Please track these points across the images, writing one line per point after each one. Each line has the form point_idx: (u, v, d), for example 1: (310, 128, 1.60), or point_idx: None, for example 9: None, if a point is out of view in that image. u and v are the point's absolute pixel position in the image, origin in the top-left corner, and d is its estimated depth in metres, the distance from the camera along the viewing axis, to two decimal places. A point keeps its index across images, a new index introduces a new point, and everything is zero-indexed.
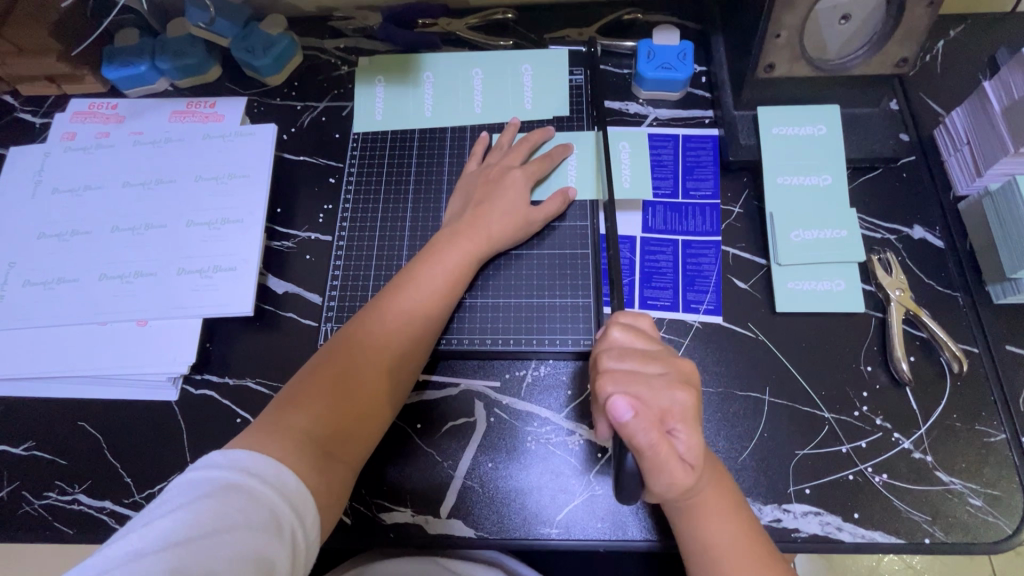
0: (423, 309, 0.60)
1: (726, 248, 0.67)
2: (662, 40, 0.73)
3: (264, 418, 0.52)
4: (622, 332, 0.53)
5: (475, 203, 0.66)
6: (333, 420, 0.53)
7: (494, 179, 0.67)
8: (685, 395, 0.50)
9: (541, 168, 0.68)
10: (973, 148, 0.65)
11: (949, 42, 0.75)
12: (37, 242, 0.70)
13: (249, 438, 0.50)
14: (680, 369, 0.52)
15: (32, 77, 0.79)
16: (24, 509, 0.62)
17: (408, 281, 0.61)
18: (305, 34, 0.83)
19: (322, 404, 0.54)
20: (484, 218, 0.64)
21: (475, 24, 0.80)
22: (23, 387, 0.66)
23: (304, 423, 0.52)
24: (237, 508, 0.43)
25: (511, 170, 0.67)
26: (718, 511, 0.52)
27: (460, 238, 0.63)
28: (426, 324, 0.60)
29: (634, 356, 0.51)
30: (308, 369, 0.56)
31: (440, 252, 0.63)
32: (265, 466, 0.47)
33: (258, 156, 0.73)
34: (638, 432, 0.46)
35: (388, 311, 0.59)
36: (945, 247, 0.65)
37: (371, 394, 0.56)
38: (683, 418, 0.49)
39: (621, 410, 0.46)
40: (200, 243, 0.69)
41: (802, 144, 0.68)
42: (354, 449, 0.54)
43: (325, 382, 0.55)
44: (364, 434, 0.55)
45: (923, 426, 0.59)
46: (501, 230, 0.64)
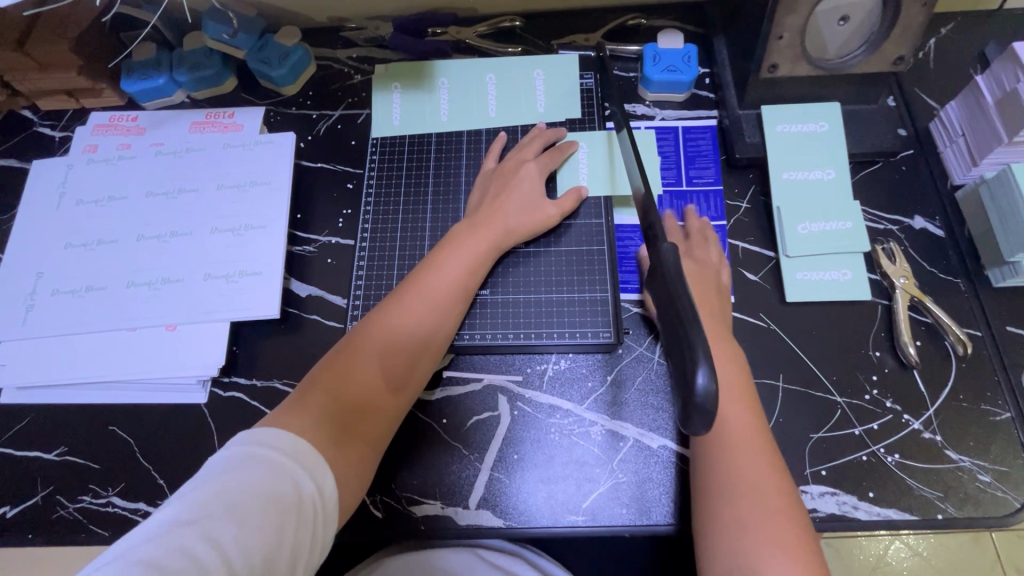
0: (441, 297, 0.62)
1: (735, 242, 0.70)
2: (666, 44, 0.76)
3: (292, 398, 0.55)
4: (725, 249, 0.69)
5: (492, 195, 0.68)
6: (352, 398, 0.55)
7: (510, 172, 0.69)
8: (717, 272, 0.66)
9: (553, 160, 0.71)
10: (968, 140, 0.68)
11: (941, 40, 0.78)
12: (64, 252, 0.71)
13: (276, 415, 0.52)
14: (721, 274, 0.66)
15: (52, 91, 0.81)
16: (59, 513, 0.63)
17: (428, 269, 0.63)
18: (319, 45, 0.85)
19: (345, 383, 0.56)
20: (502, 210, 0.67)
21: (483, 31, 0.82)
22: (55, 395, 0.67)
23: (325, 399, 0.54)
24: (261, 476, 0.46)
25: (526, 163, 0.70)
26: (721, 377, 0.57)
27: (477, 229, 0.65)
28: (444, 311, 0.62)
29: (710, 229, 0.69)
30: (333, 349, 0.59)
31: (459, 242, 0.65)
32: (287, 439, 0.50)
33: (277, 163, 0.75)
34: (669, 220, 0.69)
35: (408, 296, 0.61)
36: (945, 235, 0.68)
37: (388, 374, 0.58)
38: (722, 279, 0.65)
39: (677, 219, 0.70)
40: (224, 249, 0.71)
41: (805, 141, 0.70)
42: (371, 429, 0.56)
43: (346, 361, 0.57)
44: (379, 416, 0.57)
45: (931, 407, 0.61)
46: (519, 224, 0.67)
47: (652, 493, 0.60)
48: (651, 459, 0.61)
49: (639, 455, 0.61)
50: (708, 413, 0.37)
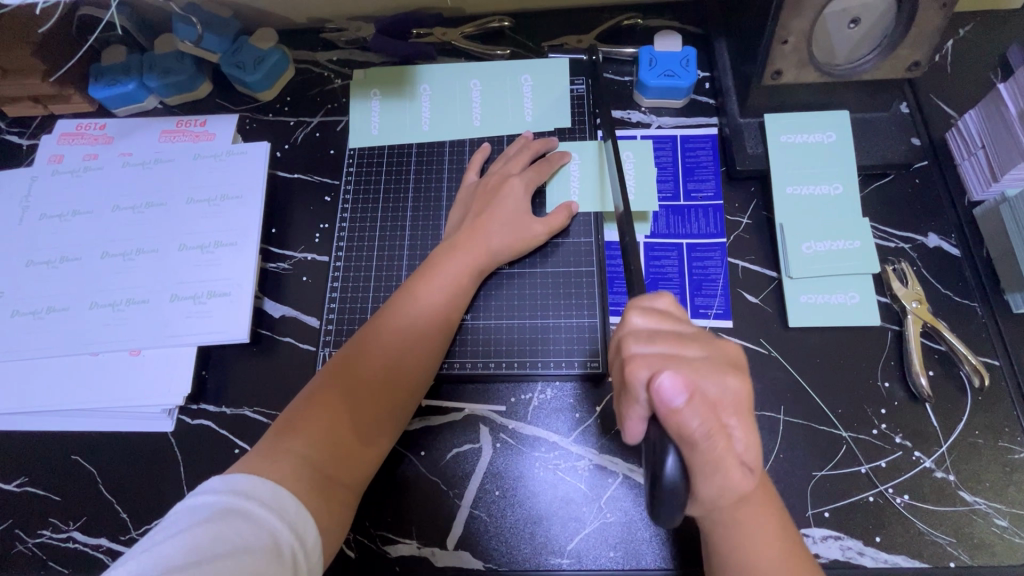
0: (422, 327, 0.58)
1: (735, 260, 0.65)
2: (663, 47, 0.71)
3: (264, 442, 0.51)
4: (643, 316, 0.46)
5: (475, 213, 0.64)
6: (331, 441, 0.52)
7: (494, 187, 0.65)
8: (736, 382, 0.43)
9: (541, 173, 0.66)
10: (989, 152, 0.63)
11: (959, 41, 0.73)
12: (26, 270, 0.68)
13: (247, 462, 0.49)
14: (722, 350, 0.45)
15: (17, 98, 0.77)
16: (17, 548, 0.60)
17: (408, 296, 0.59)
18: (297, 47, 0.81)
19: (320, 424, 0.52)
20: (486, 230, 0.62)
21: (470, 32, 0.77)
22: (14, 421, 0.64)
23: (301, 444, 0.51)
24: (237, 531, 0.42)
25: (511, 177, 0.65)
26: (755, 514, 0.46)
27: (460, 251, 0.61)
28: (427, 341, 0.58)
29: (666, 337, 0.44)
30: (308, 388, 0.55)
31: (440, 265, 0.61)
32: (265, 490, 0.46)
33: (250, 175, 0.71)
34: (689, 418, 0.40)
35: (388, 325, 0.58)
36: (961, 255, 0.64)
37: (370, 410, 0.54)
38: (737, 410, 0.43)
39: (670, 394, 0.40)
40: (194, 268, 0.67)
41: (810, 153, 0.66)
42: (354, 470, 0.52)
43: (324, 401, 0.53)
44: (361, 456, 0.53)
45: (944, 443, 0.57)
46: (505, 244, 0.62)
47: (642, 534, 0.56)
48: (641, 497, 0.57)
49: (628, 493, 0.57)
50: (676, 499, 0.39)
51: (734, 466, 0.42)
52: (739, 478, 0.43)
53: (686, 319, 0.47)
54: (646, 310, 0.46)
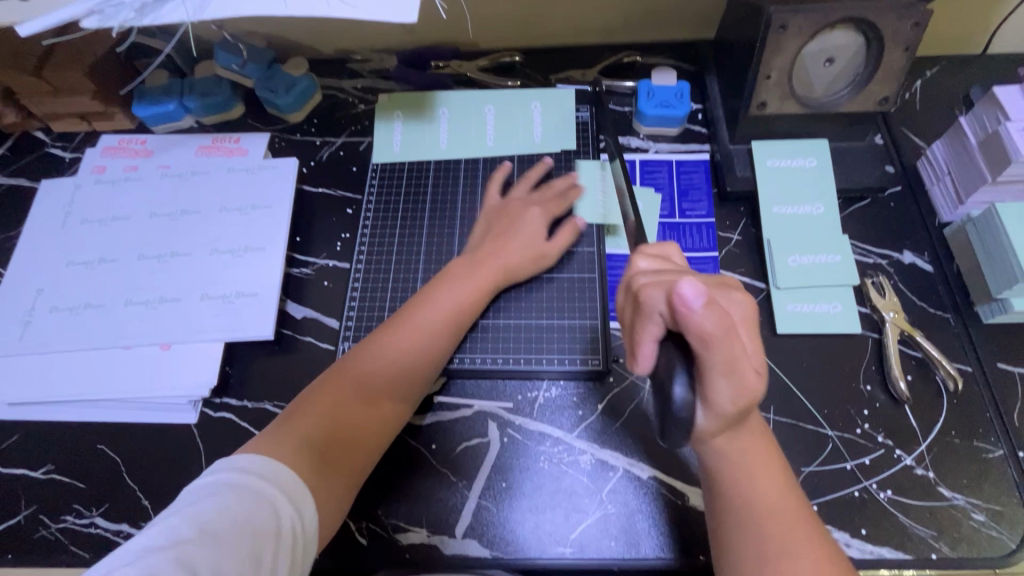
0: (436, 329, 0.63)
1: (725, 271, 0.71)
2: (660, 81, 0.78)
3: (279, 424, 0.55)
4: (646, 260, 0.52)
5: (496, 232, 0.70)
6: (343, 430, 0.56)
7: (516, 212, 0.71)
8: (742, 296, 0.49)
9: (558, 206, 0.72)
10: (955, 179, 0.69)
11: (927, 81, 0.81)
12: (66, 269, 0.73)
13: (264, 443, 0.52)
14: (720, 278, 0.51)
15: (65, 114, 0.84)
16: (40, 533, 0.63)
17: (427, 300, 0.64)
18: (325, 75, 0.88)
19: (332, 410, 0.56)
20: (503, 247, 0.68)
21: (484, 65, 0.85)
22: (46, 411, 0.67)
23: (316, 429, 0.55)
24: (260, 518, 0.45)
25: (531, 207, 0.71)
26: (762, 460, 0.49)
27: (477, 264, 0.67)
28: (438, 342, 0.62)
29: (669, 270, 0.49)
30: (324, 377, 0.59)
31: (456, 275, 0.66)
32: (285, 475, 0.49)
33: (279, 187, 0.77)
34: (706, 318, 0.42)
35: (405, 326, 0.62)
36: (934, 271, 0.69)
37: (380, 405, 0.58)
38: (746, 320, 0.48)
39: (690, 295, 0.42)
40: (223, 270, 0.72)
41: (794, 176, 0.72)
42: (358, 462, 0.56)
43: (339, 391, 0.57)
44: (367, 449, 0.57)
45: (923, 442, 0.61)
46: (519, 263, 0.68)
47: (641, 524, 0.59)
48: (640, 490, 0.60)
49: (629, 486, 0.61)
50: (684, 420, 0.43)
51: (753, 379, 0.45)
52: (756, 383, 0.45)
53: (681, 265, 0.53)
54: (650, 256, 0.52)
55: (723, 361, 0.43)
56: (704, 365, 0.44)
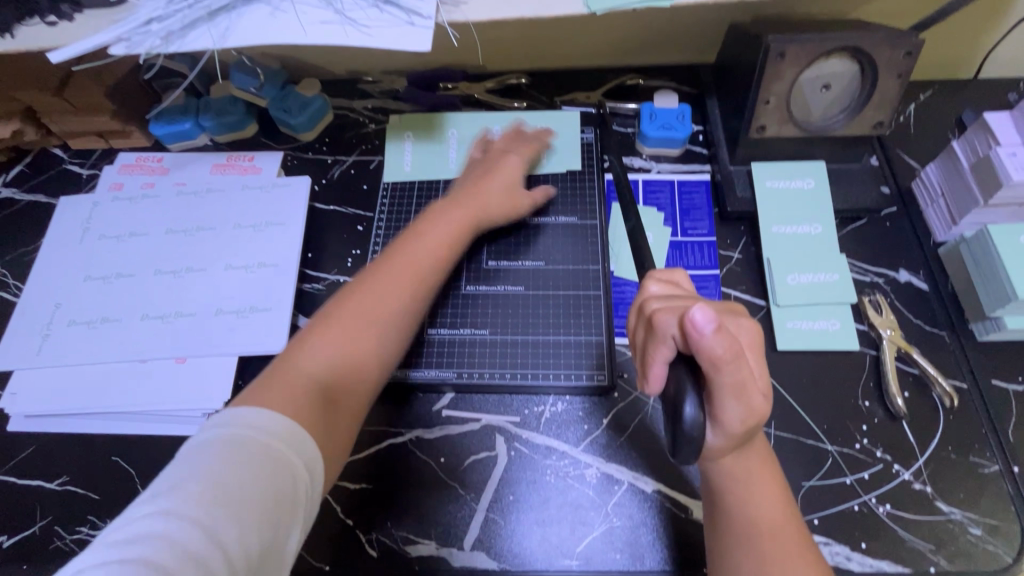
0: (423, 261, 0.63)
1: (726, 289, 0.72)
2: (662, 104, 0.81)
3: (269, 371, 0.53)
4: (658, 284, 0.54)
5: (476, 178, 0.72)
6: (340, 366, 0.55)
7: (494, 159, 0.75)
8: (749, 321, 0.51)
9: (532, 149, 0.77)
10: (948, 200, 0.72)
11: (920, 105, 0.84)
12: (83, 284, 0.75)
13: (258, 394, 0.50)
14: (728, 304, 0.53)
15: (84, 133, 0.86)
16: (55, 544, 0.64)
17: (410, 238, 0.65)
18: (337, 95, 0.91)
19: (325, 352, 0.55)
20: (484, 190, 0.71)
21: (492, 87, 0.88)
22: (63, 423, 0.69)
23: (311, 369, 0.53)
24: (269, 482, 0.44)
25: (510, 154, 0.76)
26: (762, 478, 0.51)
27: (459, 205, 0.69)
28: (427, 274, 0.63)
29: (680, 296, 0.52)
30: (314, 321, 0.58)
31: (438, 215, 0.68)
32: (283, 425, 0.47)
33: (292, 205, 0.79)
34: (718, 343, 0.44)
35: (392, 261, 0.62)
36: (929, 289, 0.71)
37: (376, 343, 0.57)
38: (752, 344, 0.50)
39: (702, 321, 0.44)
40: (237, 285, 0.74)
41: (792, 196, 0.74)
42: (356, 396, 0.55)
43: (330, 333, 0.56)
44: (366, 383, 0.56)
45: (921, 457, 0.62)
46: (495, 205, 0.71)
47: (646, 537, 0.60)
48: (644, 503, 0.62)
49: (634, 499, 0.62)
50: (694, 440, 0.44)
51: (760, 402, 0.47)
52: (763, 406, 0.47)
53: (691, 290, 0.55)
54: (661, 280, 0.54)
55: (731, 384, 0.46)
56: (714, 386, 0.46)
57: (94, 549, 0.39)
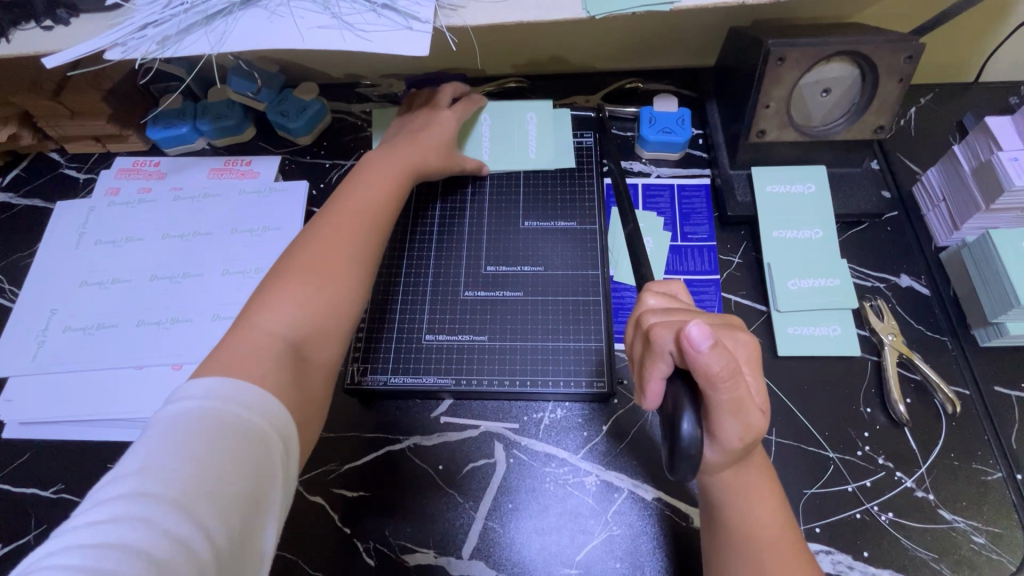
0: (372, 207, 0.61)
1: (727, 294, 0.72)
2: (662, 108, 0.80)
3: (225, 339, 0.49)
4: (655, 297, 0.54)
5: (411, 132, 0.72)
6: (305, 325, 0.52)
7: (427, 113, 0.75)
8: (747, 336, 0.50)
9: (467, 108, 0.77)
10: (949, 205, 0.71)
11: (921, 108, 0.83)
12: (79, 290, 0.74)
13: (214, 362, 0.46)
14: (727, 319, 0.52)
15: (81, 137, 0.85)
16: None
17: (354, 187, 0.63)
18: (335, 99, 0.91)
19: (285, 307, 0.51)
20: (423, 139, 0.70)
21: (490, 90, 0.87)
22: (58, 430, 0.68)
23: (273, 326, 0.50)
24: (252, 465, 0.41)
25: (442, 110, 0.75)
26: (762, 494, 0.50)
27: (398, 151, 0.68)
28: (379, 219, 0.61)
29: (677, 309, 0.51)
30: (268, 280, 0.54)
31: (380, 162, 0.66)
32: (251, 394, 0.44)
33: (290, 210, 0.79)
34: (715, 360, 0.43)
35: (341, 209, 0.60)
36: (930, 294, 0.71)
37: (340, 298, 0.54)
38: (749, 361, 0.49)
39: (698, 338, 0.43)
40: (235, 291, 0.73)
41: (793, 201, 0.74)
42: (325, 350, 0.53)
43: (285, 292, 0.52)
44: (334, 334, 0.54)
45: (923, 464, 0.62)
46: (435, 155, 0.71)
47: (646, 546, 0.60)
48: (645, 512, 0.61)
49: (634, 507, 0.61)
50: (692, 458, 0.44)
51: (758, 420, 0.46)
52: (760, 422, 0.46)
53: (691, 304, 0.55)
54: (658, 293, 0.54)
55: (729, 402, 0.45)
56: (712, 404, 0.45)
57: (62, 536, 0.36)
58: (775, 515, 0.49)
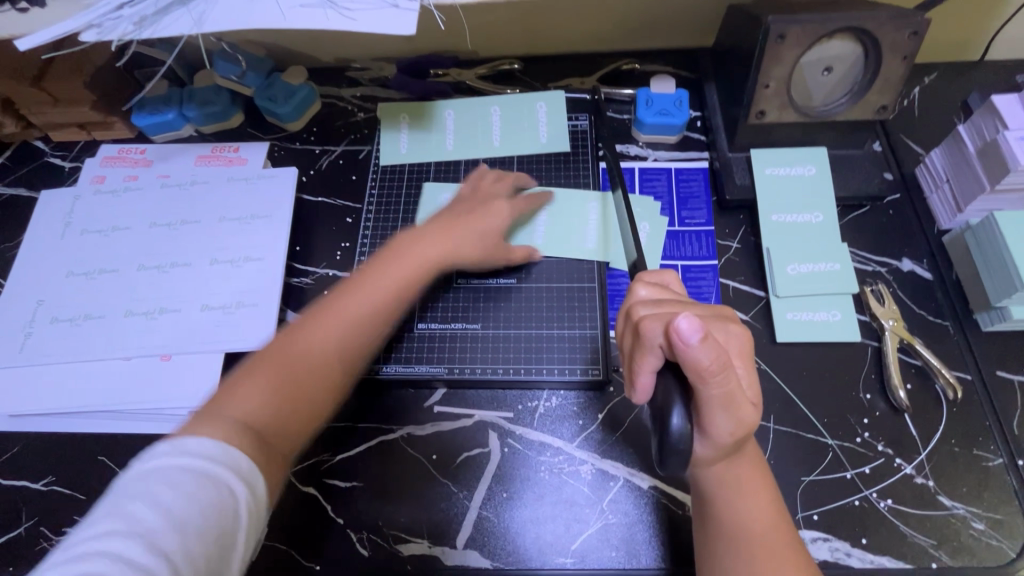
0: (385, 299, 0.60)
1: (725, 280, 0.71)
2: (659, 89, 0.78)
3: (204, 407, 0.49)
4: (646, 288, 0.52)
5: (457, 212, 0.69)
6: (275, 411, 0.51)
7: (481, 199, 0.71)
8: (738, 328, 0.49)
9: (524, 206, 0.72)
10: (953, 187, 0.69)
11: (925, 88, 0.81)
12: (66, 280, 0.73)
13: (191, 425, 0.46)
14: (718, 310, 0.51)
15: (65, 124, 0.84)
16: (41, 545, 0.62)
17: (375, 274, 0.61)
18: (324, 84, 0.88)
19: (265, 386, 0.51)
20: (459, 228, 0.67)
21: (484, 73, 0.85)
22: (47, 422, 0.67)
23: (248, 410, 0.49)
24: (215, 511, 0.41)
25: (498, 198, 0.71)
26: (754, 485, 0.49)
27: (431, 240, 0.65)
28: (384, 313, 0.59)
29: (668, 301, 0.49)
30: (271, 350, 0.55)
31: (411, 246, 0.64)
32: (213, 447, 0.44)
33: (279, 197, 0.77)
34: (705, 353, 0.42)
35: (357, 291, 0.59)
36: (932, 278, 0.69)
37: (315, 384, 0.54)
38: (741, 353, 0.48)
39: (688, 331, 0.42)
40: (223, 281, 0.72)
41: (793, 184, 0.72)
42: (287, 438, 0.51)
43: (272, 372, 0.52)
44: (299, 423, 0.52)
45: (923, 451, 0.61)
46: (463, 248, 0.66)
47: (642, 534, 0.59)
48: (641, 500, 0.60)
49: (630, 496, 0.61)
50: (683, 453, 0.42)
51: (749, 414, 0.46)
52: (751, 416, 0.46)
53: (682, 294, 0.53)
54: (649, 283, 0.52)
55: (719, 396, 0.44)
56: (702, 399, 0.44)
57: None
58: (770, 509, 0.48)
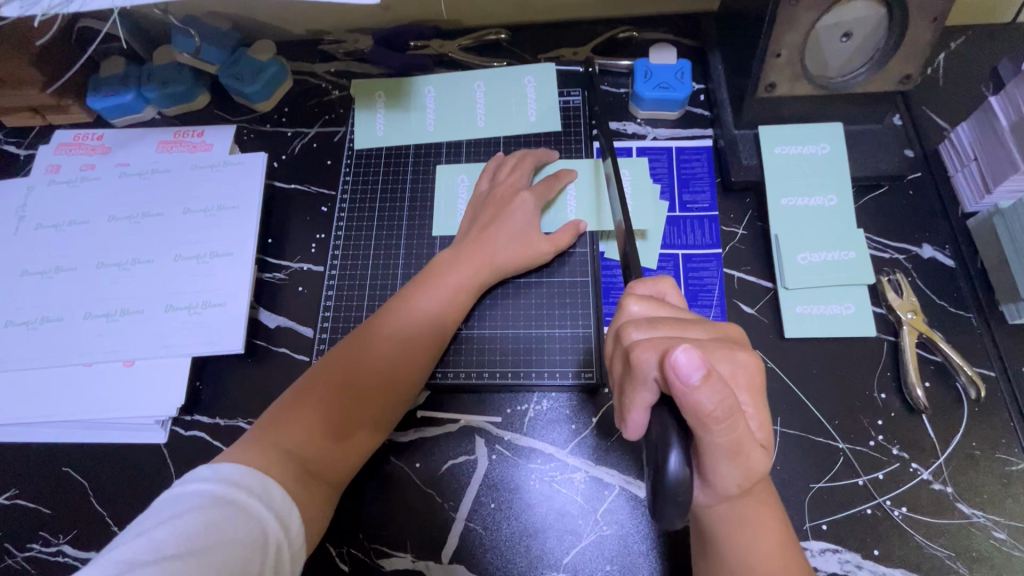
0: (417, 328, 0.59)
1: (729, 271, 0.65)
2: (659, 60, 0.71)
3: (258, 428, 0.53)
4: (640, 304, 0.46)
5: (483, 224, 0.64)
6: (316, 448, 0.52)
7: (506, 199, 0.65)
8: (746, 355, 0.43)
9: (550, 189, 0.66)
10: (981, 165, 0.63)
11: (951, 54, 0.74)
12: (20, 280, 0.68)
13: (240, 449, 0.50)
14: (724, 331, 0.45)
15: (15, 108, 0.77)
16: (6, 562, 0.59)
17: (406, 302, 0.60)
18: (295, 59, 0.81)
19: (310, 421, 0.53)
20: (490, 245, 0.63)
21: (468, 45, 0.78)
22: (7, 432, 0.63)
23: (292, 436, 0.52)
24: (245, 548, 0.43)
25: (522, 191, 0.66)
26: (760, 515, 0.45)
27: (461, 262, 0.62)
28: (418, 343, 0.59)
29: (664, 323, 0.44)
30: (311, 378, 0.56)
31: (442, 270, 0.62)
32: (257, 483, 0.47)
33: (248, 185, 0.71)
34: (706, 395, 0.37)
35: (389, 319, 0.59)
36: (954, 266, 0.64)
37: (352, 419, 0.55)
38: (749, 385, 0.43)
39: (687, 369, 0.37)
40: (189, 279, 0.67)
41: (805, 163, 0.66)
42: (332, 473, 0.53)
43: (313, 405, 0.54)
44: (339, 459, 0.53)
45: (942, 455, 0.57)
46: (498, 261, 0.63)
47: (639, 547, 0.55)
48: (639, 511, 0.57)
49: (626, 504, 0.57)
50: (682, 501, 0.37)
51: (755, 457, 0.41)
52: (759, 459, 0.41)
53: (682, 309, 0.48)
54: (643, 299, 0.46)
55: (722, 441, 0.39)
56: (704, 444, 0.39)
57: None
58: (775, 540, 0.45)
